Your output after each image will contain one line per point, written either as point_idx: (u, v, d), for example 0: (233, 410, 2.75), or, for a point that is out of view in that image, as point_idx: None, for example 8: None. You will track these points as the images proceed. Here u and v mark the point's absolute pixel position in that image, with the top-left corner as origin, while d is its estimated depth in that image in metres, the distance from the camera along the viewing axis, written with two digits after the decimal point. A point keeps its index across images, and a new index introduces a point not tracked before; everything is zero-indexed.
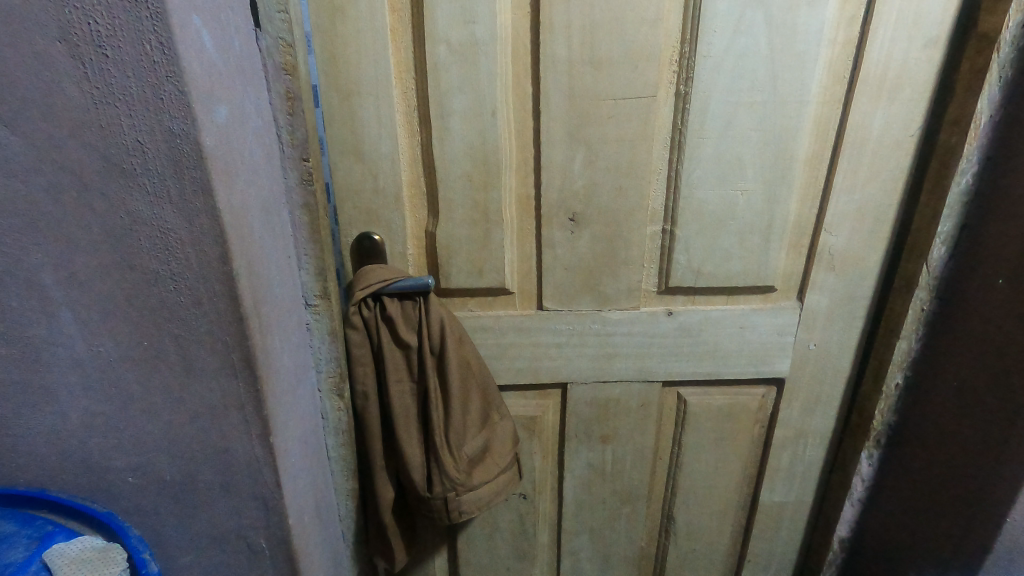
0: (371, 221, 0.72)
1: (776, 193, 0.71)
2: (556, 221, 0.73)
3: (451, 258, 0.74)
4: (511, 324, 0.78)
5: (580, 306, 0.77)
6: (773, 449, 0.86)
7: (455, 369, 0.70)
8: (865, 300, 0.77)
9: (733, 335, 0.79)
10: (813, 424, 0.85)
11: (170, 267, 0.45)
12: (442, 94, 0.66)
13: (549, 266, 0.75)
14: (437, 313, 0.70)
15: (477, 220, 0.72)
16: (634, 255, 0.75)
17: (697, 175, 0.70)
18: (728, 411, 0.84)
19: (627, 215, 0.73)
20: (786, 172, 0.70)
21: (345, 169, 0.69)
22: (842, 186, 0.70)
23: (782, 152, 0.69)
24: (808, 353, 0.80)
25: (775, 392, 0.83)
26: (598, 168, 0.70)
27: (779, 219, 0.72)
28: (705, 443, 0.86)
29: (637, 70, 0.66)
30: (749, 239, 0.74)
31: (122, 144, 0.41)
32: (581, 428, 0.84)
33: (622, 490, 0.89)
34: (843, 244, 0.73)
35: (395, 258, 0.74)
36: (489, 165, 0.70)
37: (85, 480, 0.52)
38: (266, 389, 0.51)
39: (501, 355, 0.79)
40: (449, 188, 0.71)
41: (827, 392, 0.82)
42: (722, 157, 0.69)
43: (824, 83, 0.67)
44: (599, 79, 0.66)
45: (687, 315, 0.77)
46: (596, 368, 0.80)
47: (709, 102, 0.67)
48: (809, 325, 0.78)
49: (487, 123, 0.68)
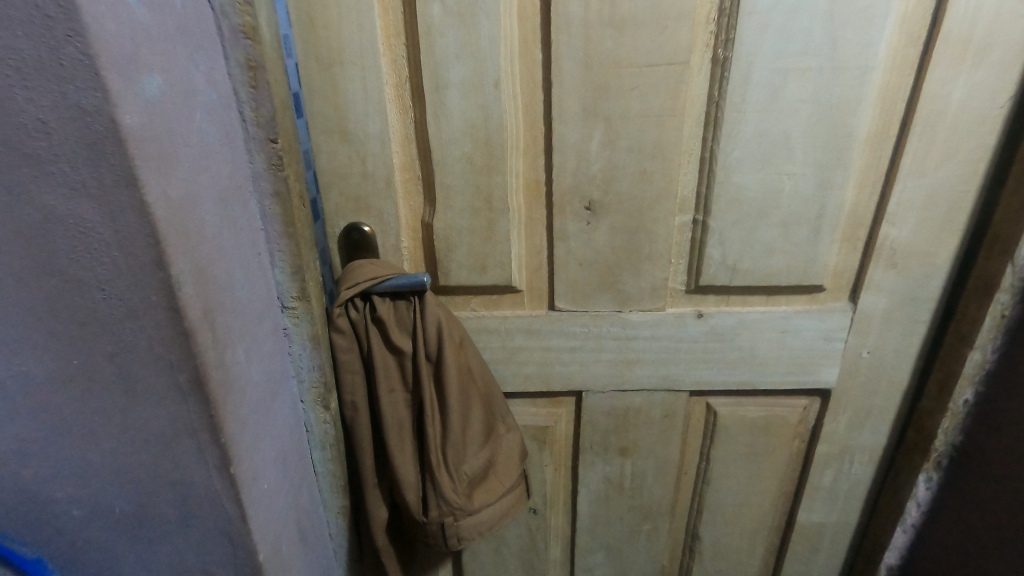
0: (359, 211, 0.65)
1: (829, 178, 0.60)
2: (569, 209, 0.64)
3: (450, 252, 0.66)
4: (519, 325, 0.70)
5: (597, 307, 0.69)
6: (814, 467, 0.77)
7: (455, 376, 0.63)
8: (931, 300, 0.66)
9: (772, 340, 0.69)
10: (861, 440, 0.75)
11: (95, 272, 0.37)
12: (439, 63, 0.57)
13: (562, 261, 0.67)
14: (435, 314, 0.62)
15: (479, 209, 0.64)
16: (659, 249, 0.65)
17: (736, 156, 0.60)
18: (764, 424, 0.75)
19: (651, 203, 0.63)
20: (843, 153, 0.59)
21: (329, 150, 0.62)
22: (910, 169, 0.59)
23: (838, 130, 0.58)
24: (859, 361, 0.70)
25: (818, 403, 0.73)
26: (618, 149, 0.61)
27: (832, 208, 0.61)
28: (736, 458, 0.78)
29: (666, 31, 0.55)
30: (795, 231, 0.63)
31: (22, 123, 0.33)
32: (597, 439, 0.77)
33: (641, 506, 0.81)
34: (907, 237, 0.63)
35: (388, 252, 0.67)
36: (492, 145, 0.61)
37: (24, 513, 0.46)
38: (224, 412, 0.44)
39: (509, 359, 0.72)
40: (447, 173, 0.62)
41: (879, 406, 0.72)
42: (767, 135, 0.58)
43: (893, 44, 0.55)
44: (620, 42, 0.56)
45: (720, 318, 0.68)
46: (614, 375, 0.72)
47: (753, 69, 0.56)
48: (861, 330, 0.68)
49: (489, 96, 0.58)
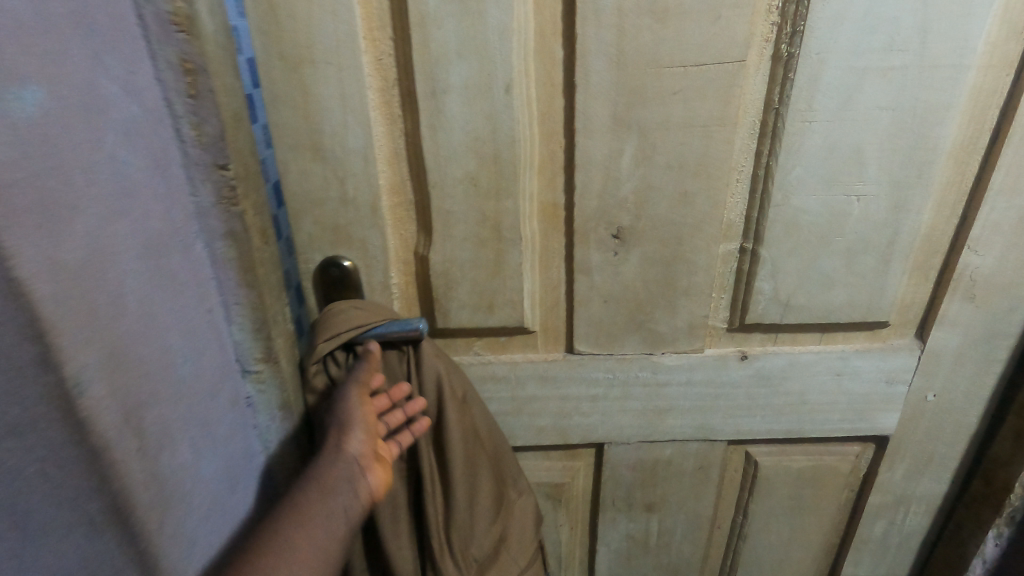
0: (339, 242, 0.53)
1: (906, 199, 0.50)
2: (594, 238, 0.53)
3: (450, 289, 0.55)
4: (532, 372, 0.59)
5: (624, 349, 0.58)
6: (864, 520, 0.68)
7: (458, 440, 0.53)
8: (1012, 337, 0.56)
9: (826, 384, 0.60)
10: (919, 489, 0.66)
11: None
12: (435, 61, 0.46)
13: (583, 297, 0.56)
14: (433, 367, 0.52)
15: (485, 238, 0.53)
16: (699, 282, 0.55)
17: (797, 174, 0.49)
18: (811, 475, 0.65)
19: (691, 229, 0.53)
20: (924, 170, 0.49)
21: (300, 170, 0.50)
22: (1001, 187, 0.50)
23: (920, 142, 0.48)
24: (923, 405, 0.60)
25: (873, 450, 0.64)
26: (655, 166, 0.50)
27: (906, 234, 0.52)
28: (777, 512, 0.68)
29: (719, 22, 0.45)
30: (862, 261, 0.53)
31: None
32: (620, 494, 0.67)
33: (668, 565, 0.72)
34: (990, 266, 0.53)
35: (375, 290, 0.56)
36: (501, 163, 0.49)
37: None
38: (151, 529, 0.35)
39: (519, 410, 0.61)
40: (446, 196, 0.51)
41: (942, 452, 0.63)
42: (835, 149, 0.48)
43: (994, 37, 0.45)
44: (661, 36, 0.45)
45: (767, 360, 0.58)
46: (642, 425, 0.62)
47: (824, 69, 0.45)
48: (928, 371, 0.59)
49: (497, 102, 0.47)
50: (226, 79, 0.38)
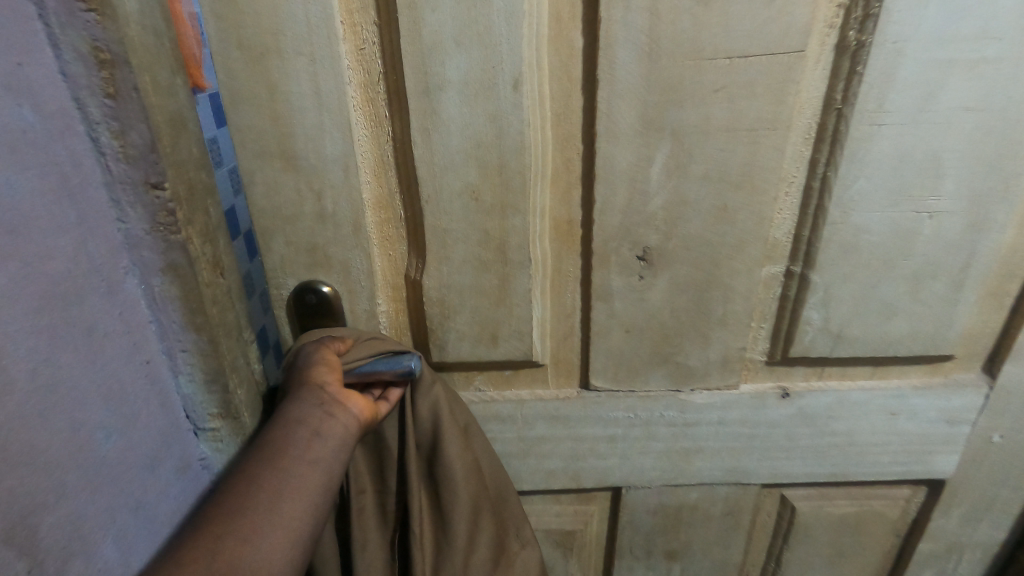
0: (317, 264, 0.45)
1: (988, 216, 0.42)
2: (616, 261, 0.45)
3: (447, 319, 0.47)
4: (541, 411, 0.52)
5: (647, 385, 0.51)
6: (912, 570, 0.60)
7: (455, 477, 0.45)
8: None
9: (878, 424, 0.52)
10: (975, 537, 0.58)
11: None
12: (427, 51, 0.38)
13: (602, 327, 0.48)
14: (431, 394, 0.46)
15: (488, 261, 0.45)
16: (736, 310, 0.47)
17: (859, 187, 0.41)
18: (854, 521, 0.58)
19: (730, 250, 0.45)
20: (1012, 183, 0.41)
21: (268, 181, 0.42)
22: None
23: (1010, 149, 0.40)
24: (987, 447, 0.53)
25: (925, 495, 0.57)
26: (690, 177, 0.42)
27: (984, 256, 0.44)
28: (812, 559, 0.61)
29: (773, 4, 0.37)
30: (929, 287, 0.45)
31: None
32: (639, 542, 0.59)
33: None
34: None
35: (360, 319, 0.48)
36: (507, 174, 0.41)
37: None
38: None
39: (526, 452, 0.54)
40: (441, 212, 0.43)
41: (1005, 499, 0.56)
42: (907, 157, 0.40)
43: None
44: (704, 21, 0.37)
45: (811, 398, 0.51)
46: (665, 469, 0.55)
47: (901, 61, 0.37)
48: (996, 410, 0.51)
49: (503, 101, 0.39)
50: (157, 80, 0.33)
